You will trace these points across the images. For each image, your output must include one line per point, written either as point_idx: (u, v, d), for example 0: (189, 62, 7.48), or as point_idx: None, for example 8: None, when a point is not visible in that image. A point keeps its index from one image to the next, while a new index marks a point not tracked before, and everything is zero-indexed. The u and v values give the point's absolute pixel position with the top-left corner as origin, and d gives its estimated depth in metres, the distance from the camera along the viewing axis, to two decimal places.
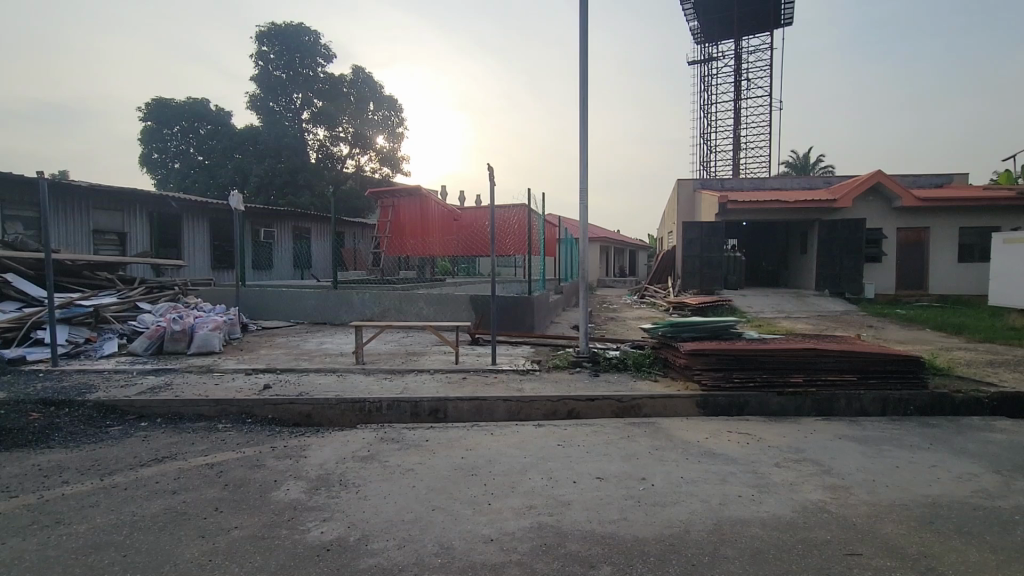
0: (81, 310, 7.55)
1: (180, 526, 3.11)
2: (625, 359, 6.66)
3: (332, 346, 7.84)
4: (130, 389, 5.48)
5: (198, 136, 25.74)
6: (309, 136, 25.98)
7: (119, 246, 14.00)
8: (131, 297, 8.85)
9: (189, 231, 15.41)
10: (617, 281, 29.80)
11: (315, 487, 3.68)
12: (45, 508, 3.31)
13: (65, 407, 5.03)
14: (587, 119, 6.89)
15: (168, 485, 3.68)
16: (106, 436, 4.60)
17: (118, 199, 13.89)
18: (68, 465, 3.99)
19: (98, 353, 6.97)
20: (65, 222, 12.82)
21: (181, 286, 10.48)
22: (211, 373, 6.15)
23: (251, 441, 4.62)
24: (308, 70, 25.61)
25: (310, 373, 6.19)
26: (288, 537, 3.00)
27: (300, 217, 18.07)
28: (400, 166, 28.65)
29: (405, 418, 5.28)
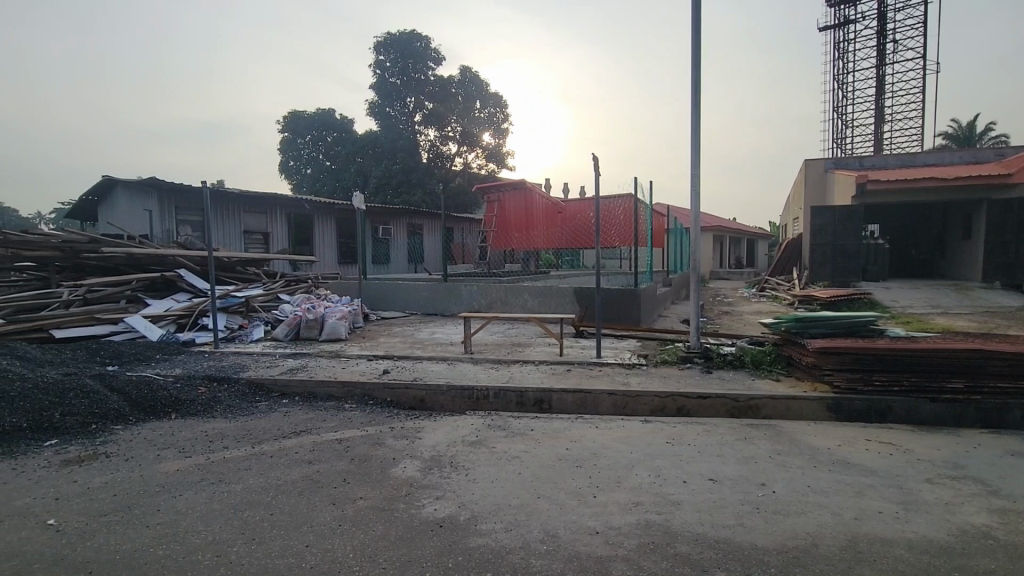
0: (235, 301, 8.72)
1: (315, 492, 3.49)
2: (741, 356, 6.21)
3: (443, 336, 8.26)
4: (275, 370, 6.23)
5: (326, 143, 28.53)
6: (421, 137, 27.47)
7: (264, 244, 15.95)
8: (274, 289, 10.05)
9: (320, 229, 17.13)
10: (732, 273, 27.85)
11: (430, 467, 3.92)
12: (213, 467, 3.90)
13: (225, 383, 5.85)
14: (701, 101, 6.47)
15: (305, 455, 4.14)
16: (256, 410, 5.28)
17: (264, 203, 15.80)
18: (227, 433, 4.65)
19: (249, 338, 8.00)
20: (223, 224, 14.90)
21: (314, 280, 11.70)
22: (339, 358, 6.78)
23: (372, 421, 5.03)
24: (420, 74, 27.06)
25: (424, 361, 6.57)
26: (405, 511, 3.23)
27: (414, 214, 19.25)
28: (506, 161, 29.31)
29: (511, 406, 5.41)
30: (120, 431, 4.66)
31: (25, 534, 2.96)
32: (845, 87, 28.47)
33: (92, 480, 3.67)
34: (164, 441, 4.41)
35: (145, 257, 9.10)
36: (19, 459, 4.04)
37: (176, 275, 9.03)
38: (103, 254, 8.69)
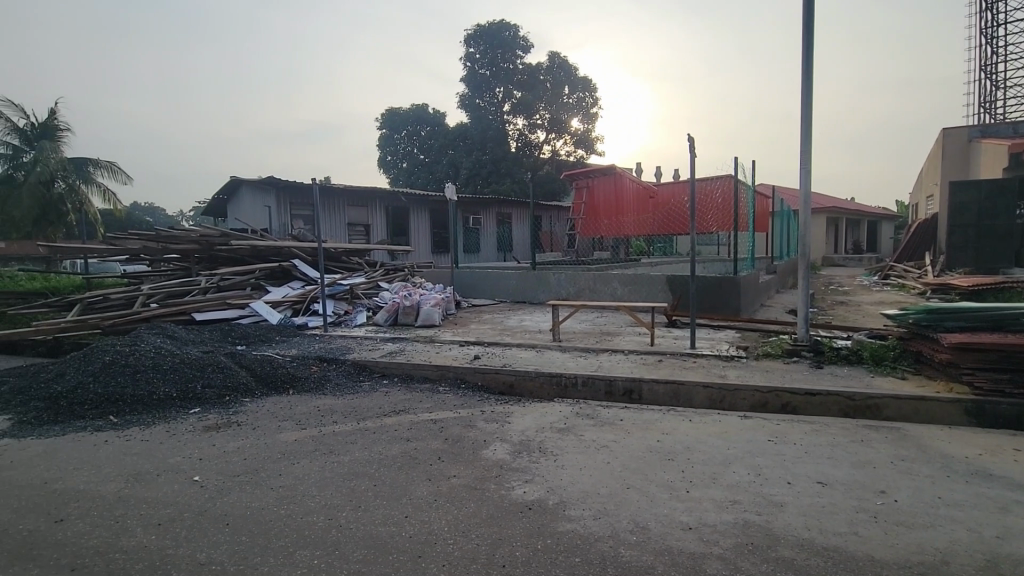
0: (341, 289, 9.45)
1: (413, 468, 3.72)
2: (858, 351, 5.64)
3: (532, 324, 8.35)
4: (376, 353, 6.68)
5: (420, 138, 29.90)
6: (509, 126, 27.69)
7: (366, 235, 17.06)
8: (375, 277, 10.75)
9: (415, 220, 18.00)
10: (848, 259, 25.22)
11: (519, 451, 4.01)
12: (324, 439, 4.28)
13: (333, 363, 6.38)
14: (812, 69, 5.89)
15: (404, 433, 4.41)
16: (360, 389, 5.71)
17: (366, 197, 16.87)
18: (336, 409, 5.08)
19: (353, 322, 8.64)
20: (330, 217, 16.14)
21: (410, 269, 12.33)
22: (433, 343, 7.11)
23: (464, 404, 5.23)
24: (509, 63, 27.24)
25: (513, 348, 6.70)
26: (496, 492, 3.34)
27: (504, 203, 19.58)
28: (595, 147, 28.77)
29: (600, 395, 5.36)
30: (249, 403, 5.27)
31: (178, 487, 3.46)
32: (996, 41, 24.37)
33: (227, 444, 4.20)
34: (284, 414, 4.93)
35: (266, 248, 10.11)
36: (171, 423, 4.71)
37: (290, 265, 9.96)
38: (233, 246, 9.80)
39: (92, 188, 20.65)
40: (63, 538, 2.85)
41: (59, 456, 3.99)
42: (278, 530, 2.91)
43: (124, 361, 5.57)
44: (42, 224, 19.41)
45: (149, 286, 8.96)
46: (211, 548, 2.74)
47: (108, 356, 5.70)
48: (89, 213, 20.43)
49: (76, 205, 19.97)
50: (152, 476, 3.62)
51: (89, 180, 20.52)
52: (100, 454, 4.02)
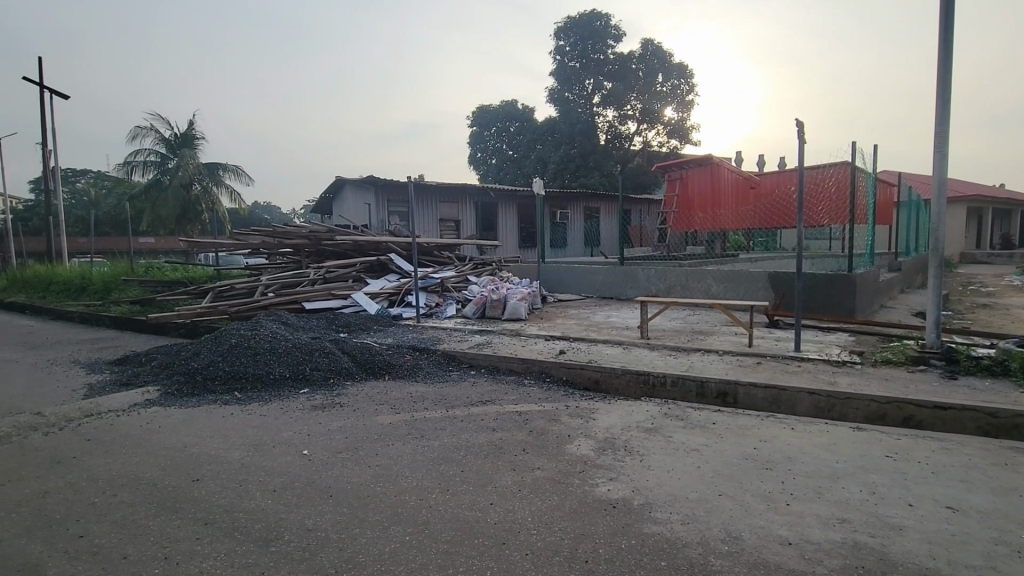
0: (433, 282, 9.87)
1: (498, 457, 3.80)
2: (1004, 361, 4.89)
3: (619, 320, 8.18)
4: (464, 345, 6.91)
5: (509, 133, 30.49)
6: (599, 118, 27.20)
7: (456, 230, 17.65)
8: (464, 271, 11.09)
9: (503, 216, 18.34)
10: (993, 256, 21.92)
11: (604, 448, 3.96)
12: (416, 424, 4.52)
13: (424, 352, 6.69)
14: (952, 38, 5.17)
15: (490, 423, 4.53)
16: (449, 378, 5.95)
17: (457, 193, 17.45)
18: (426, 396, 5.32)
19: (443, 314, 8.98)
20: (423, 213, 16.88)
21: (498, 263, 12.59)
22: (519, 337, 7.20)
23: (548, 398, 5.26)
24: (599, 54, 26.71)
25: (599, 344, 6.60)
26: (580, 487, 3.32)
27: (592, 197, 19.34)
28: (690, 136, 27.47)
29: (691, 397, 5.13)
30: (349, 386, 5.69)
31: (289, 458, 3.83)
32: None
33: (331, 423, 4.56)
34: (380, 398, 5.26)
35: (366, 243, 10.80)
36: (283, 401, 5.21)
37: (387, 259, 10.58)
38: (337, 241, 10.59)
39: (221, 189, 23.27)
40: (199, 495, 3.26)
41: (195, 424, 4.57)
42: (374, 505, 3.12)
43: (247, 344, 6.24)
44: (183, 222, 22.26)
45: (266, 277, 9.94)
46: (315, 516, 3.00)
47: (234, 338, 6.42)
48: (219, 211, 23.07)
49: (209, 205, 22.66)
50: (268, 447, 4.04)
51: (219, 182, 23.16)
52: (227, 425, 4.55)
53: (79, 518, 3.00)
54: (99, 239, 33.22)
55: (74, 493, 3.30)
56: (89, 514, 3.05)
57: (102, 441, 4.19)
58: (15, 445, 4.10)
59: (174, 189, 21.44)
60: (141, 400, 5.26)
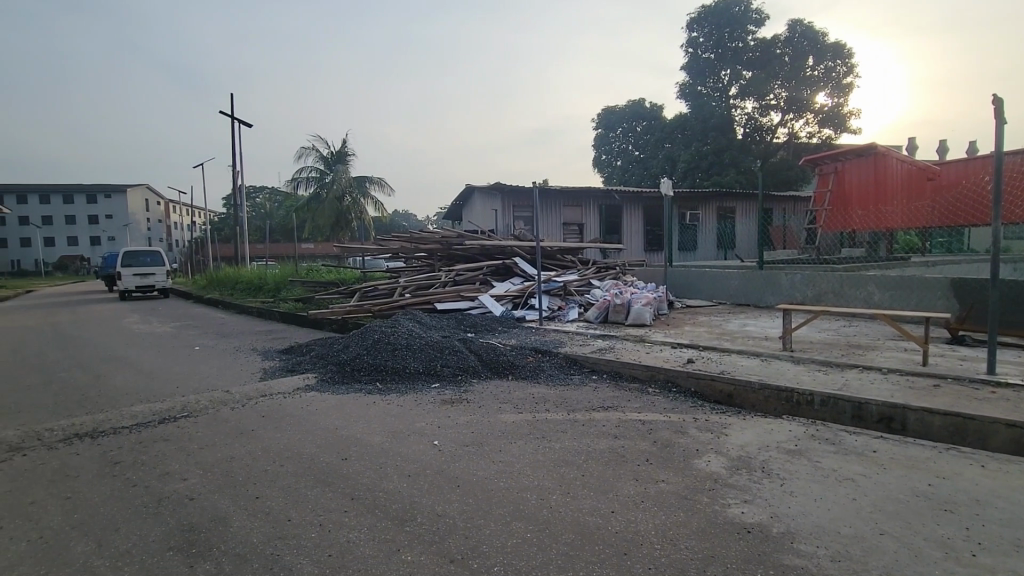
0: (556, 285, 9.95)
1: (621, 466, 3.69)
2: None
3: (756, 329, 7.52)
4: (587, 348, 6.85)
5: (636, 133, 29.97)
6: (737, 111, 25.26)
7: (579, 234, 17.61)
8: (587, 275, 11.03)
9: (628, 219, 17.94)
10: None
11: (737, 466, 3.66)
12: (538, 425, 4.58)
13: (546, 354, 6.76)
14: None
15: (611, 430, 4.42)
16: (571, 381, 5.94)
17: (581, 196, 17.43)
18: (547, 398, 5.37)
19: (566, 318, 9.01)
20: (547, 217, 17.10)
21: (622, 267, 12.32)
22: (644, 343, 6.96)
23: (675, 408, 5.01)
24: (738, 41, 24.89)
25: (734, 354, 6.12)
26: (710, 506, 3.10)
27: (726, 197, 18.08)
28: (847, 124, 24.43)
29: (845, 419, 4.53)
30: (475, 384, 5.96)
31: (421, 447, 4.10)
32: None
33: (459, 418, 4.81)
34: (504, 397, 5.43)
35: (493, 247, 11.25)
36: (417, 394, 5.62)
37: (512, 262, 10.91)
38: (466, 245, 11.17)
39: (367, 200, 25.90)
40: (346, 472, 3.64)
41: (344, 410, 5.12)
42: (498, 499, 3.22)
43: (387, 340, 6.85)
44: (337, 230, 25.20)
45: (404, 279, 10.82)
46: (444, 503, 3.18)
47: (376, 334, 7.09)
48: (365, 220, 25.71)
49: (358, 214, 25.37)
50: (404, 435, 4.38)
51: (366, 193, 25.81)
52: (370, 412, 5.04)
53: (255, 482, 3.52)
54: (274, 248, 38.97)
55: (252, 460, 3.88)
56: (263, 479, 3.57)
57: (273, 418, 4.88)
58: (210, 417, 4.94)
59: (331, 201, 24.38)
60: (302, 384, 6.04)
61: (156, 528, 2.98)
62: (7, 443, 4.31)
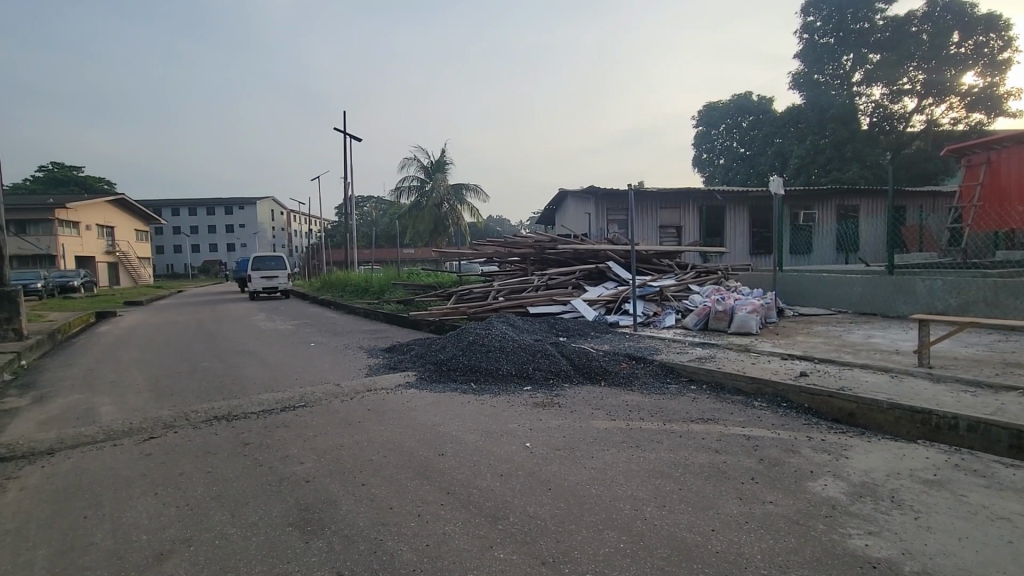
0: (652, 290, 9.63)
1: (722, 482, 3.47)
2: None
3: (885, 341, 6.72)
4: (685, 357, 6.54)
5: (741, 129, 29.03)
6: (861, 98, 22.87)
7: (677, 237, 16.89)
8: (686, 279, 10.55)
9: (731, 220, 16.95)
10: None
11: (859, 493, 3.28)
12: (632, 433, 4.45)
13: (641, 361, 6.55)
14: None
15: (712, 443, 4.18)
16: (668, 390, 5.70)
17: (679, 198, 16.74)
18: (642, 406, 5.20)
19: (662, 324, 8.67)
20: (643, 220, 16.60)
21: (725, 271, 11.62)
22: (749, 353, 6.50)
23: (785, 425, 4.61)
24: (863, 22, 22.57)
25: (856, 369, 5.51)
26: (825, 534, 2.81)
27: (846, 193, 16.43)
28: (1004, 106, 21.15)
29: (998, 448, 3.89)
30: (567, 388, 5.92)
31: (513, 448, 4.15)
32: None
33: (551, 421, 4.81)
34: (597, 402, 5.35)
35: (586, 250, 11.14)
36: (511, 396, 5.70)
37: (606, 267, 10.72)
38: (559, 250, 11.18)
39: (464, 206, 26.95)
40: (444, 467, 3.79)
41: (441, 407, 5.33)
42: (590, 506, 3.16)
43: (482, 342, 7.05)
44: (435, 235, 26.46)
45: (498, 282, 11.06)
46: (536, 505, 3.19)
47: (472, 336, 7.33)
48: (462, 226, 26.72)
49: (455, 220, 26.47)
50: (498, 435, 4.46)
51: (462, 200, 26.85)
52: (466, 411, 5.20)
53: (362, 470, 3.78)
54: (379, 253, 41.77)
55: (359, 450, 4.17)
56: (368, 468, 3.81)
57: (377, 412, 5.22)
58: (323, 408, 5.38)
59: (430, 208, 25.66)
60: (403, 381, 6.39)
61: (278, 505, 3.30)
62: (163, 421, 5.02)
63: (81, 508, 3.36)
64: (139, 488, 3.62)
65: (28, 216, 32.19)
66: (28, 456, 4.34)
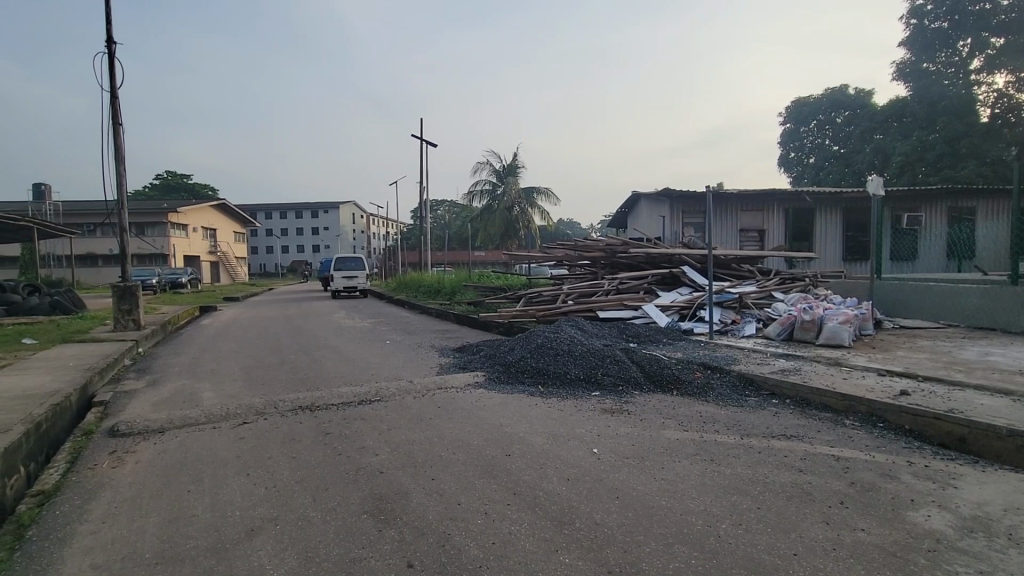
0: (730, 296, 9.16)
1: (806, 504, 3.23)
2: None
3: (1005, 359, 5.96)
4: (766, 368, 6.16)
5: (834, 126, 26.95)
6: (981, 87, 20.63)
7: (759, 241, 15.98)
8: (768, 286, 9.95)
9: (821, 224, 15.82)
10: None
11: (971, 528, 2.92)
12: (707, 446, 4.24)
13: (717, 372, 6.24)
14: None
15: (795, 462, 3.90)
16: (746, 403, 5.39)
17: (762, 200, 15.83)
18: (718, 418, 4.95)
19: (741, 332, 8.23)
20: (722, 223, 15.82)
21: (812, 278, 10.85)
22: (840, 367, 6.01)
23: (881, 447, 4.21)
24: (984, 3, 20.38)
25: (968, 390, 4.94)
26: (928, 570, 2.53)
27: (958, 195, 14.86)
28: None
29: None
30: (637, 396, 5.77)
31: (581, 453, 4.10)
32: None
33: (619, 428, 4.70)
34: (668, 412, 5.16)
35: (659, 255, 10.84)
36: (579, 401, 5.65)
37: (680, 272, 10.34)
38: (631, 254, 10.96)
39: (534, 210, 27.12)
40: (511, 468, 3.81)
41: (509, 408, 5.38)
42: (659, 518, 3.05)
43: (550, 345, 7.04)
44: (506, 238, 26.78)
45: (567, 286, 10.99)
46: (603, 512, 3.13)
47: (540, 339, 7.34)
48: (532, 229, 26.85)
49: (526, 224, 26.66)
50: (564, 439, 4.43)
51: (533, 203, 27.02)
52: (533, 413, 5.20)
53: (432, 465, 3.89)
54: (452, 255, 42.90)
55: (430, 446, 4.29)
56: (438, 463, 3.92)
57: (447, 410, 5.35)
58: (396, 403, 5.59)
59: (502, 212, 26.00)
60: (473, 381, 6.51)
61: (355, 492, 3.47)
62: (255, 408, 5.44)
63: (185, 483, 3.72)
64: (234, 468, 3.95)
65: (146, 219, 36.13)
66: (144, 433, 4.87)
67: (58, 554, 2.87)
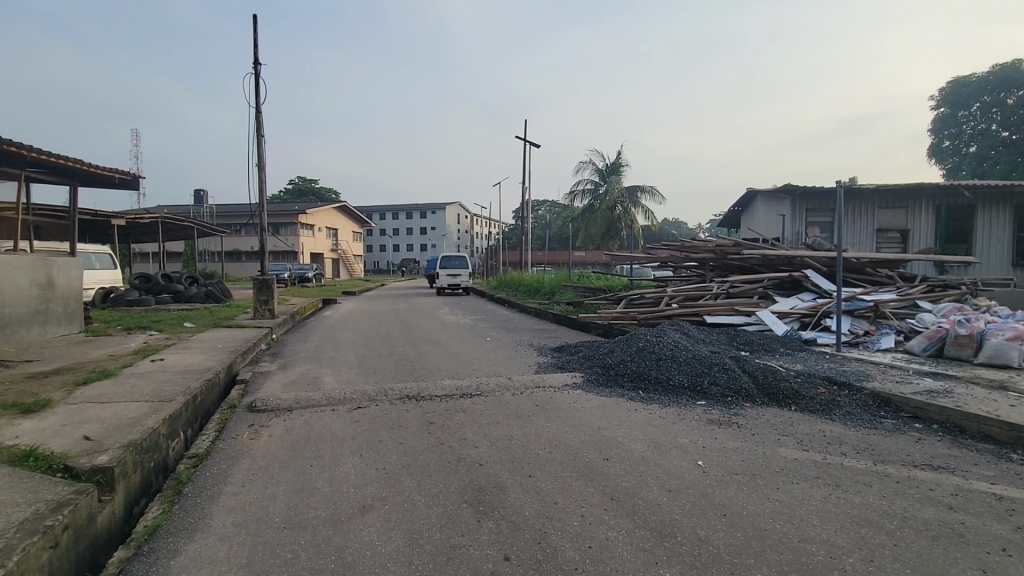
0: (863, 305, 8.18)
1: (956, 546, 2.78)
2: None
3: None
4: (907, 387, 5.40)
5: (1005, 106, 23.29)
6: None
7: (902, 244, 14.06)
8: (911, 294, 8.74)
9: (983, 223, 13.62)
10: None
11: None
12: (831, 469, 3.81)
13: (845, 388, 5.59)
14: None
15: (943, 497, 3.37)
16: (880, 425, 4.77)
17: (907, 196, 13.91)
18: (846, 440, 4.42)
19: (875, 346, 7.32)
20: (856, 222, 14.11)
21: (969, 286, 9.35)
22: (1005, 392, 5.10)
23: None
24: None
25: None
26: None
27: None
28: None
29: None
30: (748, 408, 5.35)
31: (684, 465, 3.89)
32: None
33: (727, 441, 4.39)
34: (785, 429, 4.72)
35: (777, 257, 9.99)
36: (683, 409, 5.37)
37: (802, 276, 9.43)
38: (744, 255, 10.23)
39: (638, 210, 26.41)
40: (609, 472, 3.72)
41: (607, 411, 5.26)
42: (773, 542, 2.80)
43: (653, 349, 6.79)
44: (608, 238, 26.32)
45: (673, 289, 10.54)
46: (708, 530, 2.93)
47: (642, 342, 7.11)
48: (635, 229, 26.14)
49: (629, 224, 26.02)
50: (666, 448, 4.23)
51: (637, 203, 26.31)
52: (633, 419, 5.04)
53: (529, 462, 3.91)
54: (552, 255, 43.06)
55: (528, 443, 4.33)
56: (535, 461, 3.94)
57: (545, 409, 5.35)
58: (495, 399, 5.71)
59: (603, 211, 25.63)
60: (571, 382, 6.46)
61: (455, 481, 3.61)
62: (368, 395, 5.86)
63: (309, 457, 4.10)
64: (349, 448, 4.28)
65: (281, 219, 40.62)
66: (276, 410, 5.46)
67: (208, 509, 3.31)
